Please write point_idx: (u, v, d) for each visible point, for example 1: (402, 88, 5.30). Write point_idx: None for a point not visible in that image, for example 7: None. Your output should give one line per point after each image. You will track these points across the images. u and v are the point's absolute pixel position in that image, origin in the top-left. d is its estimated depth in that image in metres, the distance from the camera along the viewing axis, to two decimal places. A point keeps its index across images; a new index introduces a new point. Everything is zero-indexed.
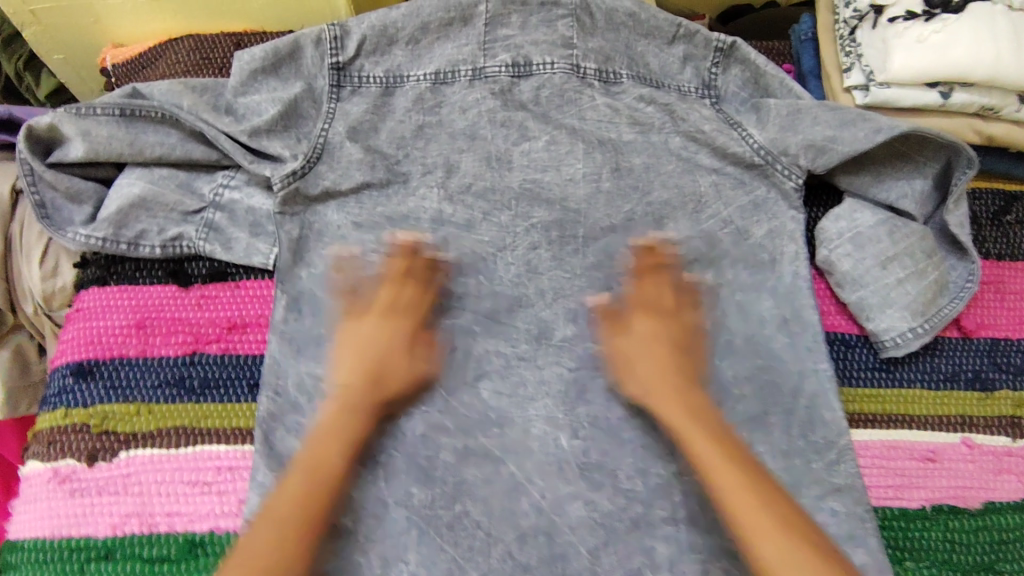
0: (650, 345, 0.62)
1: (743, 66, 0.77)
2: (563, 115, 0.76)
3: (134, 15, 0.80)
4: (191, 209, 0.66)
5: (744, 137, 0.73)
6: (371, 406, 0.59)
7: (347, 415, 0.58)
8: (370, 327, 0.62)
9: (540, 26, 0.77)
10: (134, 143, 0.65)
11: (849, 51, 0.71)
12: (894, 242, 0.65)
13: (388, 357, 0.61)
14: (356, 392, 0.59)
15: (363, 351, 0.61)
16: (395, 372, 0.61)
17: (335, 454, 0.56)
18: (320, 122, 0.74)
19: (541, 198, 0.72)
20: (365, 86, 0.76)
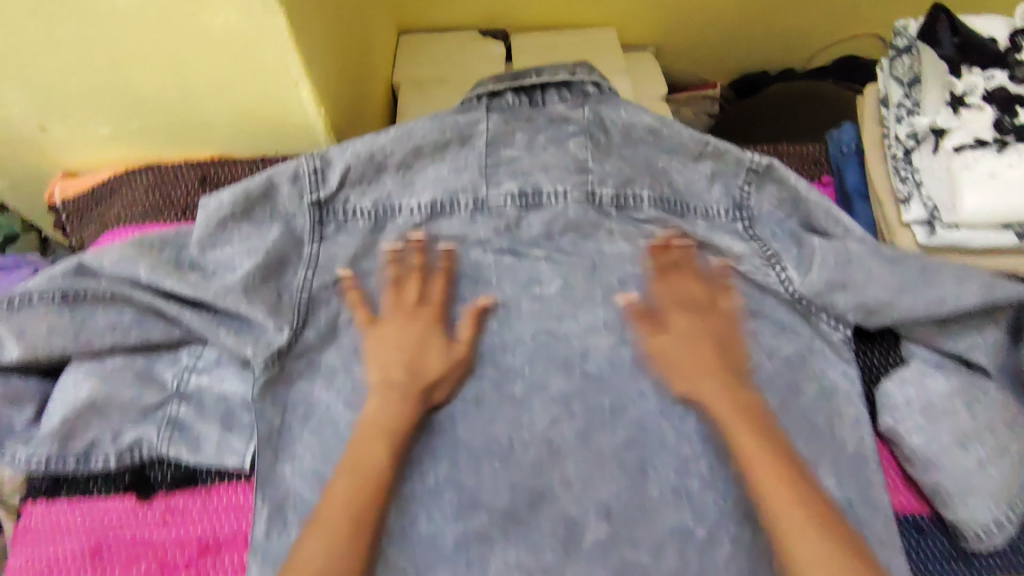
0: (688, 354, 0.59)
1: (780, 186, 0.68)
2: (579, 250, 0.67)
3: (86, 145, 0.70)
4: (150, 403, 0.56)
5: (784, 281, 0.64)
6: (412, 402, 0.57)
7: (377, 418, 0.55)
8: (404, 326, 0.60)
9: (548, 146, 0.68)
10: (79, 335, 0.56)
11: (905, 177, 0.62)
12: (970, 416, 0.57)
13: (425, 353, 0.59)
14: (393, 390, 0.57)
15: (391, 352, 0.59)
16: (431, 363, 0.59)
17: (378, 453, 0.54)
18: (300, 272, 0.63)
19: (559, 359, 0.63)
20: (352, 222, 0.66)
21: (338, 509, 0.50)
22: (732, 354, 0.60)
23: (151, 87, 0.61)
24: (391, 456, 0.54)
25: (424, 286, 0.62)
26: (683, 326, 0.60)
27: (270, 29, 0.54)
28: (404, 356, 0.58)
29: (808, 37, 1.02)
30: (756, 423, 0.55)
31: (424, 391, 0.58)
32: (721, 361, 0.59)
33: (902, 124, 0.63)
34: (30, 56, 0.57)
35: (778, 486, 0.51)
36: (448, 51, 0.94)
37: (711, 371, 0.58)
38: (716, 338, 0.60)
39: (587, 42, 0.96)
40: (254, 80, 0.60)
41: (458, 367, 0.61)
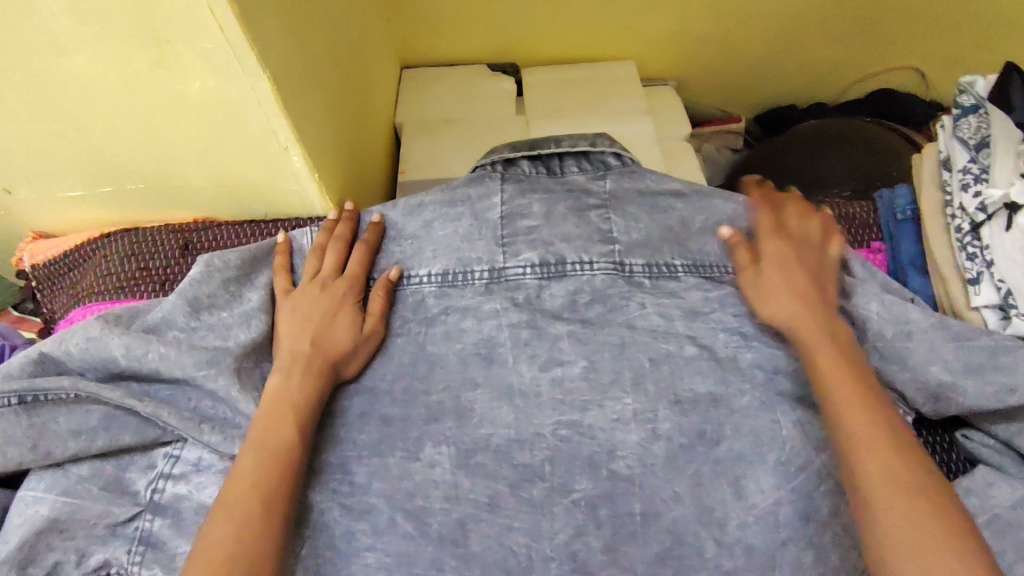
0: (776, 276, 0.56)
1: None
2: (608, 325, 0.60)
3: (56, 207, 0.62)
4: (120, 518, 0.49)
5: None
6: (319, 379, 0.53)
7: (288, 396, 0.51)
8: (312, 298, 0.57)
9: (568, 216, 0.63)
10: (37, 445, 0.49)
11: (973, 254, 0.55)
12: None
13: (333, 322, 0.56)
14: (302, 360, 0.53)
15: (299, 323, 0.55)
16: (340, 335, 0.56)
17: (285, 427, 0.50)
18: None
19: (583, 457, 0.56)
20: None
21: (241, 480, 0.47)
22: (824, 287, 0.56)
23: (122, 150, 0.54)
24: (300, 432, 0.50)
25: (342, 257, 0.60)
26: (774, 250, 0.58)
27: (250, 95, 0.48)
28: (311, 328, 0.55)
29: (841, 70, 0.95)
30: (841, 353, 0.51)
31: (330, 364, 0.54)
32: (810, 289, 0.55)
33: (967, 192, 0.56)
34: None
35: (855, 405, 0.48)
36: (454, 87, 0.87)
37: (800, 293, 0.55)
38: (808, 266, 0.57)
39: (604, 78, 0.88)
40: (238, 143, 0.53)
41: (370, 340, 0.57)
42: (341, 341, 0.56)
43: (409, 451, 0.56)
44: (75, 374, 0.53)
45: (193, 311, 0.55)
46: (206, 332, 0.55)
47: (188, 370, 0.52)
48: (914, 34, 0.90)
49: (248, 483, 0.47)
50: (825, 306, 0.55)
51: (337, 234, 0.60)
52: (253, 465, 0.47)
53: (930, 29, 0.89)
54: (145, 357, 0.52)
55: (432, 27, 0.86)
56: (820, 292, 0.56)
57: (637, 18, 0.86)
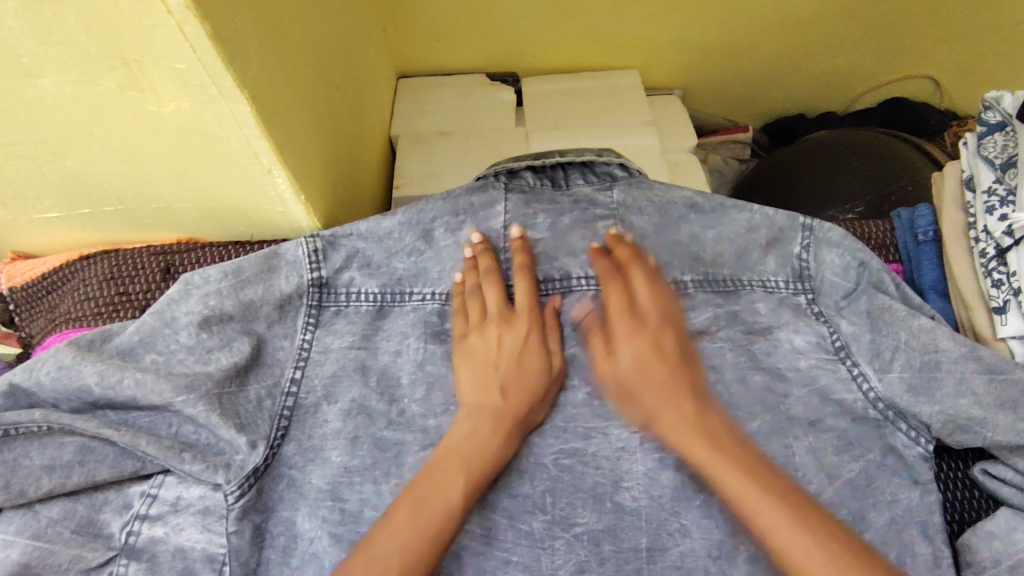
0: (627, 364, 0.55)
1: (838, 252, 0.59)
2: (613, 343, 0.57)
3: (33, 228, 0.60)
4: (93, 563, 0.46)
5: (857, 380, 0.55)
6: (504, 436, 0.51)
7: (483, 449, 0.50)
8: (497, 336, 0.55)
9: (575, 229, 0.61)
10: (10, 483, 0.46)
11: (999, 280, 0.51)
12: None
13: (525, 372, 0.54)
14: (489, 411, 0.51)
15: (483, 371, 0.54)
16: (533, 376, 0.54)
17: (451, 487, 0.47)
18: (290, 369, 0.55)
19: (587, 488, 0.52)
20: (353, 305, 0.59)
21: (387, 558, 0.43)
22: (685, 364, 0.55)
23: (97, 172, 0.52)
24: (465, 497, 0.47)
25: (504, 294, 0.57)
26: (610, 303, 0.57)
27: (226, 117, 0.45)
28: (498, 374, 0.53)
29: (851, 80, 0.92)
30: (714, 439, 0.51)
31: (521, 416, 0.52)
32: (676, 377, 0.54)
33: (993, 215, 0.52)
34: None
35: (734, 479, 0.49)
36: (451, 97, 0.85)
37: (665, 389, 0.53)
38: (663, 349, 0.55)
39: (606, 87, 0.86)
40: (220, 167, 0.51)
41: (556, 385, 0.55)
42: (533, 388, 0.53)
43: (402, 479, 0.51)
44: (49, 405, 0.50)
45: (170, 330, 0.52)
46: (186, 355, 0.52)
47: (170, 393, 0.50)
48: (930, 40, 0.87)
49: (401, 549, 0.44)
50: (649, 363, 0.54)
51: (483, 268, 0.58)
52: (406, 523, 0.45)
53: (944, 39, 0.86)
54: (120, 384, 0.49)
55: (427, 33, 0.83)
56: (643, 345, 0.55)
57: (639, 28, 0.84)
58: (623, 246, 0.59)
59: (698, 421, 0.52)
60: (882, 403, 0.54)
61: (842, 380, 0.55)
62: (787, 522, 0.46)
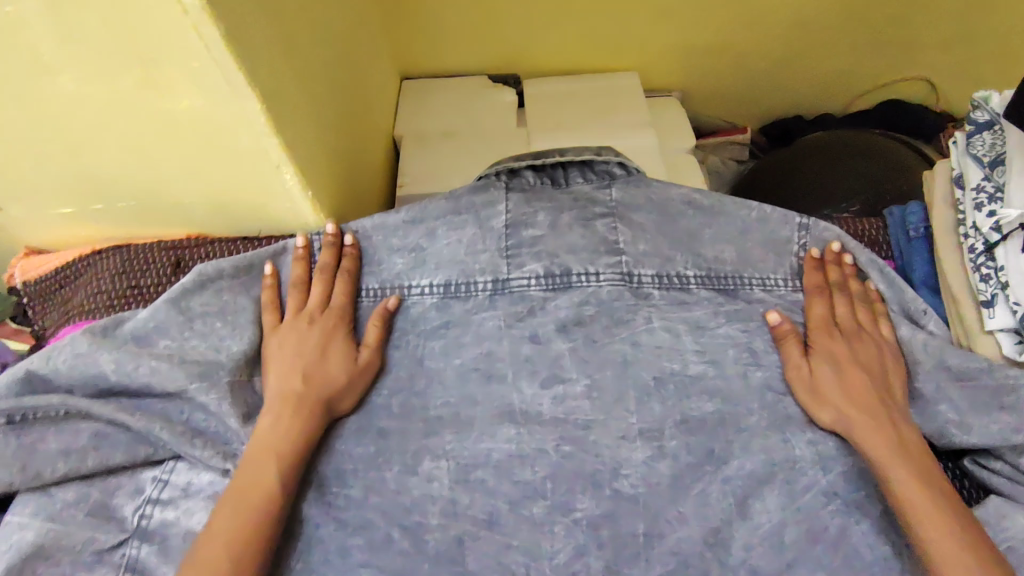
0: (827, 369, 0.54)
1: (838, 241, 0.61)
2: (613, 337, 0.57)
3: (47, 223, 0.62)
4: (106, 545, 0.47)
5: None
6: (310, 418, 0.52)
7: (275, 434, 0.50)
8: (302, 332, 0.55)
9: (574, 226, 0.61)
10: (26, 467, 0.48)
11: (987, 275, 0.53)
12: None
13: (325, 358, 0.54)
14: (295, 398, 0.52)
15: (286, 359, 0.54)
16: (333, 369, 0.54)
17: (269, 469, 0.49)
18: None
19: (586, 475, 0.54)
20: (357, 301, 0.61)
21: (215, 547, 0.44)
22: (885, 378, 0.54)
23: (113, 170, 0.54)
24: (284, 478, 0.49)
25: (329, 290, 0.58)
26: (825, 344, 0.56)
27: (238, 115, 0.47)
28: (299, 363, 0.54)
29: (848, 82, 0.93)
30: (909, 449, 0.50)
31: (327, 401, 0.53)
32: (872, 388, 0.53)
33: (981, 211, 0.53)
34: None
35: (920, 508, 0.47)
36: (454, 98, 0.86)
37: (857, 396, 0.53)
38: (866, 361, 0.54)
39: (607, 88, 0.87)
40: (232, 165, 0.53)
41: (368, 370, 0.56)
42: (336, 381, 0.54)
43: (406, 465, 0.54)
44: (65, 391, 0.52)
45: (184, 320, 0.54)
46: (196, 343, 0.54)
47: (182, 381, 0.52)
48: (925, 41, 0.88)
49: (244, 529, 0.46)
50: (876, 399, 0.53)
51: (319, 263, 0.58)
52: (231, 519, 0.46)
53: (940, 40, 0.88)
54: (134, 372, 0.52)
55: (431, 34, 0.85)
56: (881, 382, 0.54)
57: (640, 30, 0.85)
58: (843, 270, 0.59)
59: (897, 429, 0.51)
60: None
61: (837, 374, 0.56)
62: (938, 515, 0.46)
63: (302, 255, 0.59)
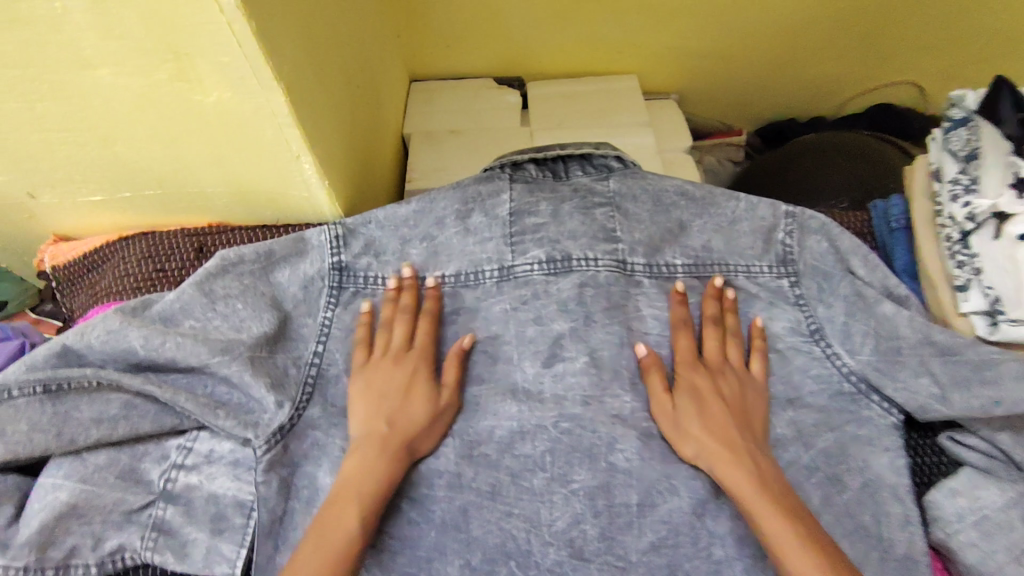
0: (678, 408, 0.56)
1: (821, 236, 0.65)
2: (611, 319, 0.60)
3: (77, 211, 0.66)
4: (135, 505, 0.52)
5: (830, 357, 0.60)
6: (395, 460, 0.53)
7: (363, 475, 0.51)
8: (388, 372, 0.57)
9: (575, 215, 0.64)
10: (62, 432, 0.51)
11: (962, 262, 0.56)
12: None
13: (408, 401, 0.56)
14: (378, 440, 0.53)
15: (373, 400, 0.56)
16: (415, 410, 0.55)
17: (351, 516, 0.49)
18: (313, 344, 0.60)
19: (583, 448, 0.56)
20: (371, 288, 0.64)
21: None
22: (747, 414, 0.56)
23: (142, 159, 0.57)
24: (365, 525, 0.49)
25: (412, 330, 0.60)
26: (689, 378, 0.57)
27: (263, 106, 0.50)
28: (387, 405, 0.55)
29: (840, 85, 0.97)
30: (767, 482, 0.51)
31: (407, 445, 0.54)
32: (734, 423, 0.55)
33: (958, 202, 0.57)
34: (33, 130, 0.54)
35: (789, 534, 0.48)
36: (460, 99, 0.90)
37: (715, 425, 0.55)
38: (729, 398, 0.56)
39: (607, 90, 0.91)
40: (255, 155, 0.56)
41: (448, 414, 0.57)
42: (416, 424, 0.55)
43: None
44: (96, 366, 0.55)
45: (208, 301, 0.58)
46: (219, 323, 0.58)
47: (207, 355, 0.55)
48: (914, 46, 0.91)
49: None
50: (743, 428, 0.55)
51: (402, 304, 0.60)
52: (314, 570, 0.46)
53: (928, 46, 0.91)
54: (161, 347, 0.54)
55: (438, 38, 0.89)
56: (738, 411, 0.56)
57: (639, 36, 0.89)
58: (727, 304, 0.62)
59: (756, 461, 0.53)
60: (853, 376, 0.59)
61: (815, 359, 0.61)
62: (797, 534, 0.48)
63: (393, 295, 0.61)
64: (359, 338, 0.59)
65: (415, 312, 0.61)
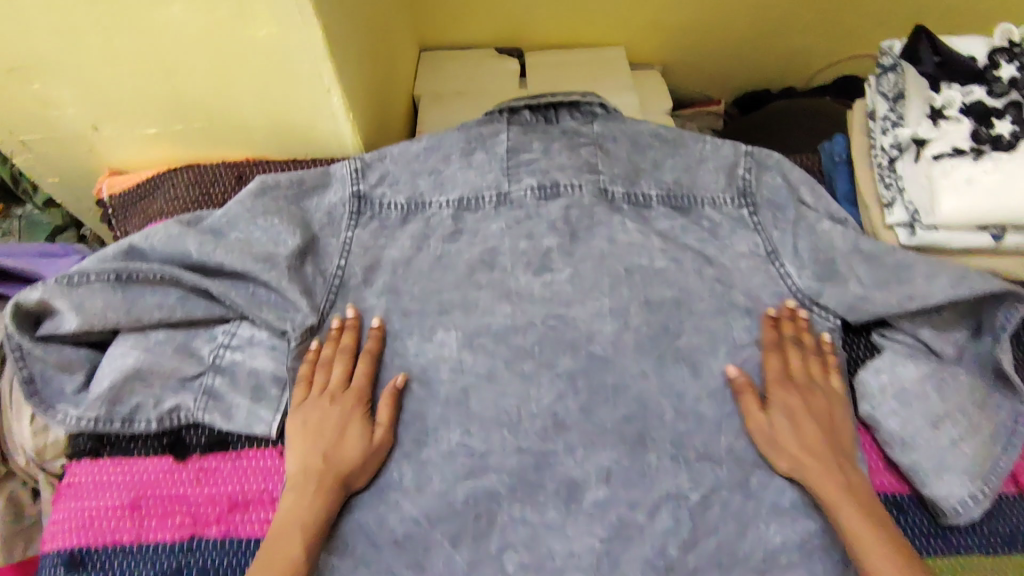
0: (766, 435, 0.61)
1: (776, 172, 0.74)
2: (592, 236, 0.70)
3: (134, 144, 0.77)
4: (189, 374, 0.62)
5: (783, 275, 0.69)
6: (330, 495, 0.57)
7: (299, 510, 0.55)
8: (325, 411, 0.61)
9: (563, 151, 0.73)
10: (131, 311, 0.61)
11: (890, 183, 0.66)
12: (945, 421, 0.61)
13: (344, 438, 0.59)
14: (314, 477, 0.57)
15: (311, 439, 0.59)
16: (352, 447, 0.59)
17: (290, 546, 0.53)
18: (336, 261, 0.69)
19: (566, 339, 0.66)
20: (386, 214, 0.72)
21: None
22: (834, 427, 0.61)
23: (193, 90, 0.68)
24: (304, 554, 0.53)
25: (351, 367, 0.63)
26: (781, 399, 0.62)
27: (304, 41, 0.61)
28: (324, 442, 0.59)
29: (808, 59, 1.07)
30: (856, 493, 0.57)
31: (342, 481, 0.58)
32: (825, 441, 0.60)
33: (887, 135, 0.67)
34: (111, 63, 0.65)
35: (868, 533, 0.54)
36: (464, 65, 1.00)
37: (810, 443, 0.60)
38: (819, 413, 0.61)
39: (597, 59, 1.02)
40: (290, 86, 0.67)
41: (383, 449, 0.61)
42: (356, 461, 0.59)
43: (423, 335, 0.66)
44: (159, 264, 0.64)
45: (251, 219, 0.67)
46: (261, 237, 0.66)
47: (251, 261, 0.63)
48: (872, 23, 1.02)
49: None
50: (831, 445, 0.60)
51: (341, 345, 0.64)
52: None
53: (886, 22, 1.01)
54: (213, 253, 0.63)
55: (445, 10, 0.99)
56: (829, 425, 0.61)
57: (625, 11, 0.99)
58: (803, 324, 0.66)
59: (847, 472, 0.58)
60: (802, 292, 0.68)
61: (772, 275, 0.69)
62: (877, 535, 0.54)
63: (335, 335, 0.65)
64: (298, 378, 0.63)
65: (355, 350, 0.64)
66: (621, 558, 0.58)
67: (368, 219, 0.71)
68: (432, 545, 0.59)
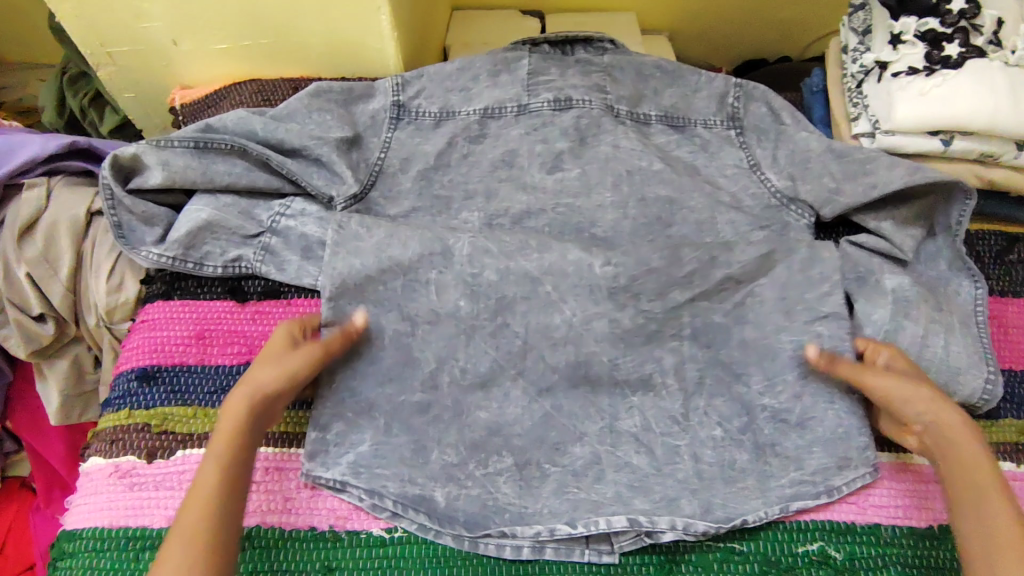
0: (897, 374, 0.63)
1: (764, 102, 0.82)
2: (598, 143, 0.80)
3: (205, 59, 0.89)
4: (250, 233, 0.73)
5: (763, 181, 0.79)
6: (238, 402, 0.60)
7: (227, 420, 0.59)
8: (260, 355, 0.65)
9: (577, 74, 0.82)
10: (206, 172, 0.73)
11: (857, 102, 0.78)
12: (908, 294, 0.70)
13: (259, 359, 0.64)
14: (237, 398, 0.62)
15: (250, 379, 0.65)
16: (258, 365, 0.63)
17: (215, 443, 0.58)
18: (377, 152, 0.79)
19: (571, 224, 0.77)
20: (420, 120, 0.81)
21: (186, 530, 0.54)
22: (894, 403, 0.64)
23: (266, 6, 0.80)
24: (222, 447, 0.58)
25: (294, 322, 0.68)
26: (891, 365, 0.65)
27: None
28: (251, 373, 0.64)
29: (802, 30, 1.19)
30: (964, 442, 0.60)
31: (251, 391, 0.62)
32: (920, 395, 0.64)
33: (856, 63, 0.79)
34: None
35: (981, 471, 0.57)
36: (492, 21, 1.13)
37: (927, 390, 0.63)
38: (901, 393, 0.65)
39: (609, 22, 1.13)
40: (350, 4, 0.79)
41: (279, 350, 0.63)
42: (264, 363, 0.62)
43: (450, 215, 0.78)
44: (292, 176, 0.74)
45: (309, 113, 0.78)
46: (314, 128, 0.77)
47: (307, 141, 0.75)
48: None
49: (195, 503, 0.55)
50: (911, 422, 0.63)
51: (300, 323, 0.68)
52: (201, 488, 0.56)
53: None
54: (276, 131, 0.75)
55: None
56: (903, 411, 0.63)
57: None
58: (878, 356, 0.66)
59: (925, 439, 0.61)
60: (780, 193, 0.78)
61: (754, 182, 0.79)
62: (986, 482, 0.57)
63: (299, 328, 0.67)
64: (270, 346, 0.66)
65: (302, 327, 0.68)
66: (611, 395, 0.69)
67: (402, 121, 0.80)
68: (450, 379, 0.68)
